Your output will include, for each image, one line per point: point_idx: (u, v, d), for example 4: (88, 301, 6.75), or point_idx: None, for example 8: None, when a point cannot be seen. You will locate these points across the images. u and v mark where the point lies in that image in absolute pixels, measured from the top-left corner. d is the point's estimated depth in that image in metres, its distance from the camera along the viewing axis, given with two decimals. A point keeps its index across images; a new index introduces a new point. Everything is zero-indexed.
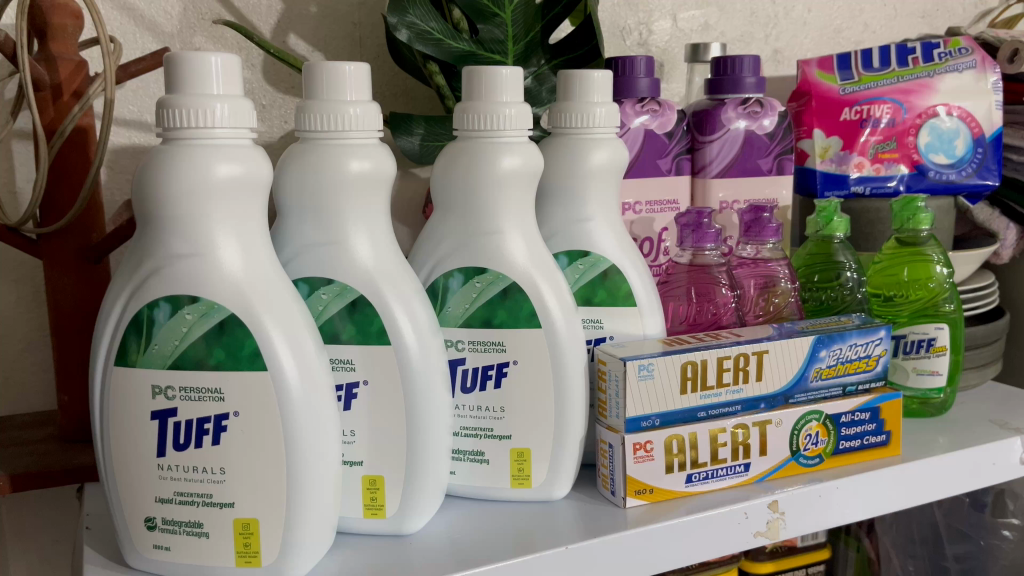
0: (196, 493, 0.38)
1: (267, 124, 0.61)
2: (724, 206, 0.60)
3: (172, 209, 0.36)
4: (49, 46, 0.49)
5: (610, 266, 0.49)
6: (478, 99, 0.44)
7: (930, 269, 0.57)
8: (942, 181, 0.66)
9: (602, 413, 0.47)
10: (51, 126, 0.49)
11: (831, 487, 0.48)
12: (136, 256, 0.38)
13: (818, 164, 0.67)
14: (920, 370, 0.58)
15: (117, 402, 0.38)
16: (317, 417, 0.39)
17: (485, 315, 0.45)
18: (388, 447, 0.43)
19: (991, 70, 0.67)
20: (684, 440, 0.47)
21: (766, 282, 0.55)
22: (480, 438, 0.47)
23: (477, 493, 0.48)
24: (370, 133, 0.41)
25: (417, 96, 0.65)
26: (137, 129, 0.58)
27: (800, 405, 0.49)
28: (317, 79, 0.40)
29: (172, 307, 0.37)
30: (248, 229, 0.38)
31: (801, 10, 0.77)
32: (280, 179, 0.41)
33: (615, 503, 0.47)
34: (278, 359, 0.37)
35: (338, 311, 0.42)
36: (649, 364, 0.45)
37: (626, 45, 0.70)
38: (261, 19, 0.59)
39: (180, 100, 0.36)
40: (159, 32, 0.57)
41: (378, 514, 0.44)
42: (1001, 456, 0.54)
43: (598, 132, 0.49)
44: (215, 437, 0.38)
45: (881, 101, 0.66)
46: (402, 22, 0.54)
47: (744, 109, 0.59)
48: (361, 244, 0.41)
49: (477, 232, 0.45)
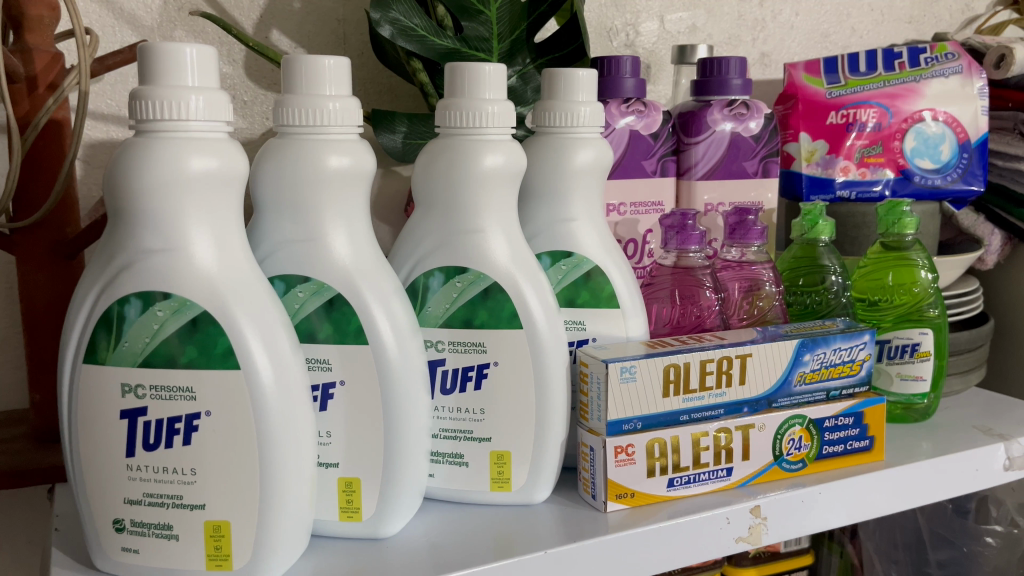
0: (166, 494, 0.37)
1: (248, 120, 0.60)
2: (709, 209, 0.59)
3: (143, 203, 0.36)
4: (25, 37, 0.48)
5: (593, 267, 0.48)
6: (461, 96, 0.43)
7: (914, 274, 0.57)
8: (927, 186, 0.66)
9: (584, 416, 0.47)
10: (25, 119, 0.48)
11: (814, 492, 0.48)
12: (107, 250, 0.37)
13: (803, 167, 0.66)
14: (904, 376, 0.58)
15: (86, 401, 0.37)
16: (292, 416, 0.38)
17: (465, 315, 0.45)
18: (364, 448, 0.42)
19: (977, 75, 0.67)
20: (666, 443, 0.46)
21: (751, 285, 0.55)
22: (459, 440, 0.46)
23: (456, 495, 0.47)
24: (349, 129, 0.40)
25: (401, 94, 0.65)
26: (114, 124, 0.57)
27: (783, 409, 0.49)
28: (296, 72, 0.39)
29: (143, 303, 0.36)
30: (223, 223, 0.37)
31: (789, 13, 0.77)
32: (256, 175, 0.41)
33: (596, 507, 0.46)
34: (252, 357, 0.37)
35: (316, 309, 0.41)
36: (631, 367, 0.44)
37: (613, 46, 0.70)
38: (243, 14, 0.58)
39: (153, 91, 0.35)
40: (138, 25, 0.56)
41: (354, 517, 0.43)
42: (985, 463, 0.54)
43: (583, 131, 0.48)
44: (186, 436, 0.37)
45: (867, 105, 0.65)
46: (384, 17, 0.53)
47: (729, 111, 0.58)
48: (340, 240, 0.40)
49: (458, 231, 0.44)
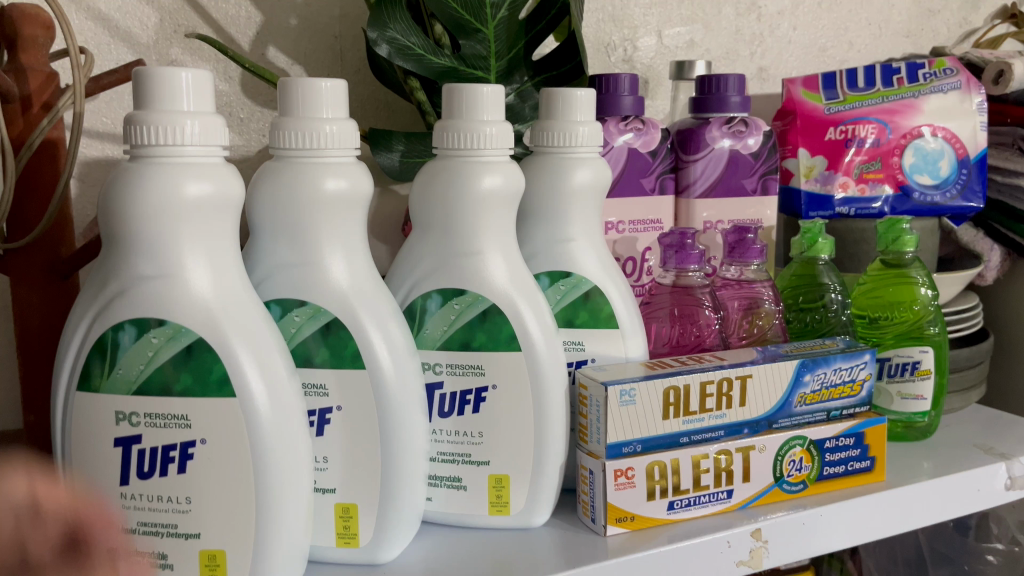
0: (161, 523, 0.37)
1: (245, 137, 0.60)
2: (708, 226, 0.59)
3: (138, 229, 0.35)
4: (19, 57, 0.47)
5: (592, 287, 0.48)
6: (458, 117, 0.43)
7: (914, 292, 0.57)
8: (926, 203, 0.66)
9: (583, 438, 0.46)
10: (18, 139, 0.48)
11: (815, 514, 0.47)
12: (101, 276, 0.37)
13: (802, 183, 0.66)
14: (905, 394, 0.57)
15: (80, 429, 0.37)
16: (288, 443, 0.37)
17: (463, 338, 0.44)
18: (361, 474, 0.42)
19: (976, 90, 0.67)
20: (666, 466, 0.46)
21: (750, 304, 0.55)
22: (457, 463, 0.46)
23: (454, 519, 0.47)
24: (347, 152, 0.40)
25: (398, 110, 0.64)
26: (110, 142, 0.56)
27: (783, 430, 0.48)
28: (292, 95, 0.39)
29: (137, 330, 0.36)
30: (219, 249, 0.37)
31: (786, 28, 0.77)
32: (253, 198, 0.40)
33: (595, 531, 0.46)
34: (247, 384, 0.36)
35: (312, 333, 0.41)
36: (631, 390, 0.44)
37: (610, 61, 0.70)
38: (239, 31, 0.58)
39: (147, 116, 0.35)
40: (134, 43, 0.55)
41: (351, 543, 0.43)
42: (986, 483, 0.54)
43: (581, 151, 0.48)
44: (180, 465, 0.36)
45: (865, 121, 0.65)
46: (381, 37, 0.53)
47: (728, 128, 0.58)
48: (337, 265, 0.40)
49: (456, 254, 0.44)
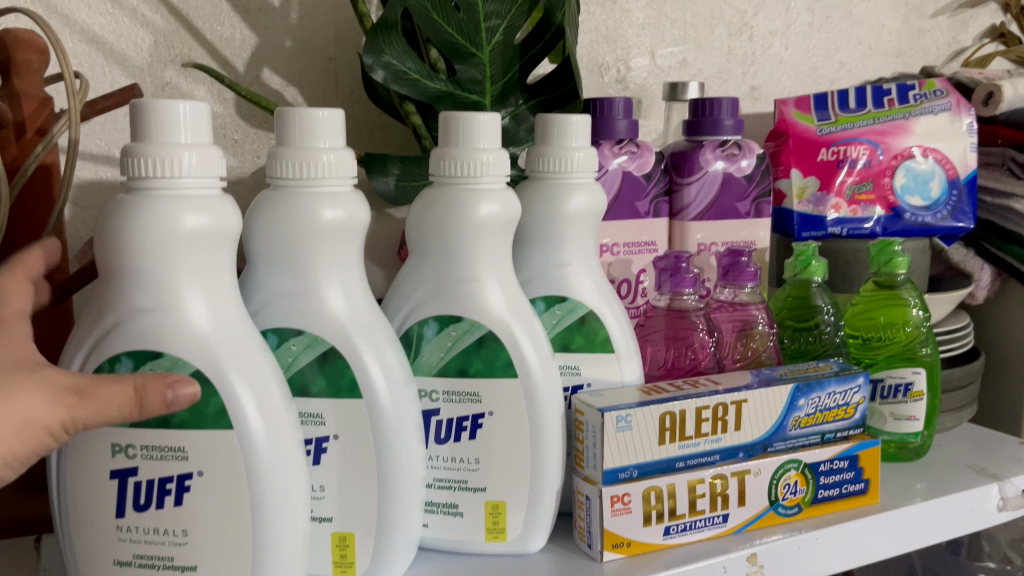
0: (157, 556, 0.37)
1: (239, 159, 0.60)
2: (702, 248, 0.59)
3: (135, 261, 0.35)
4: (13, 81, 0.47)
5: (588, 312, 0.48)
6: (455, 144, 0.43)
7: (907, 313, 0.57)
8: (918, 223, 0.66)
9: (579, 463, 0.46)
10: (13, 165, 0.48)
11: (810, 538, 0.48)
12: (97, 307, 0.36)
13: (796, 204, 0.66)
14: (897, 415, 0.57)
15: (76, 461, 0.37)
16: (285, 474, 0.37)
17: (460, 365, 0.44)
18: (358, 503, 0.42)
19: (965, 112, 0.68)
20: (662, 491, 0.46)
21: (744, 326, 0.55)
22: (454, 490, 0.46)
23: (450, 545, 0.47)
24: (344, 181, 0.40)
25: (392, 131, 0.64)
26: (104, 164, 0.56)
27: (778, 454, 0.48)
28: (289, 124, 0.39)
29: (134, 362, 0.36)
30: (216, 280, 0.37)
31: (778, 48, 0.78)
32: (250, 227, 0.40)
33: (592, 557, 0.46)
34: (245, 416, 0.36)
35: (309, 362, 0.41)
36: (627, 416, 0.44)
37: (604, 81, 0.70)
38: (233, 53, 0.58)
39: (146, 149, 0.35)
40: (129, 65, 0.55)
41: (348, 571, 0.43)
42: (978, 504, 0.54)
43: (577, 177, 0.48)
44: (177, 497, 0.36)
45: (857, 142, 0.66)
46: (377, 62, 0.53)
47: (721, 151, 0.58)
48: (334, 294, 0.40)
49: (453, 281, 0.44)
